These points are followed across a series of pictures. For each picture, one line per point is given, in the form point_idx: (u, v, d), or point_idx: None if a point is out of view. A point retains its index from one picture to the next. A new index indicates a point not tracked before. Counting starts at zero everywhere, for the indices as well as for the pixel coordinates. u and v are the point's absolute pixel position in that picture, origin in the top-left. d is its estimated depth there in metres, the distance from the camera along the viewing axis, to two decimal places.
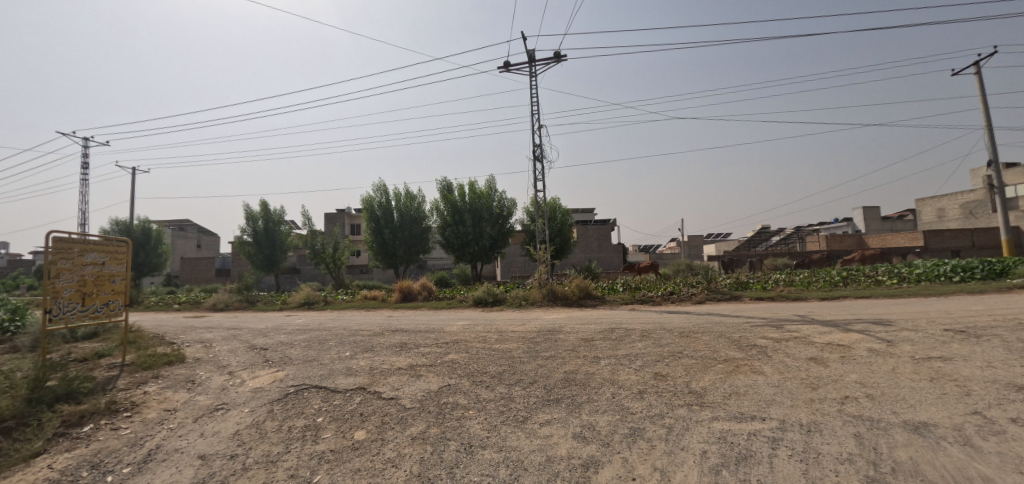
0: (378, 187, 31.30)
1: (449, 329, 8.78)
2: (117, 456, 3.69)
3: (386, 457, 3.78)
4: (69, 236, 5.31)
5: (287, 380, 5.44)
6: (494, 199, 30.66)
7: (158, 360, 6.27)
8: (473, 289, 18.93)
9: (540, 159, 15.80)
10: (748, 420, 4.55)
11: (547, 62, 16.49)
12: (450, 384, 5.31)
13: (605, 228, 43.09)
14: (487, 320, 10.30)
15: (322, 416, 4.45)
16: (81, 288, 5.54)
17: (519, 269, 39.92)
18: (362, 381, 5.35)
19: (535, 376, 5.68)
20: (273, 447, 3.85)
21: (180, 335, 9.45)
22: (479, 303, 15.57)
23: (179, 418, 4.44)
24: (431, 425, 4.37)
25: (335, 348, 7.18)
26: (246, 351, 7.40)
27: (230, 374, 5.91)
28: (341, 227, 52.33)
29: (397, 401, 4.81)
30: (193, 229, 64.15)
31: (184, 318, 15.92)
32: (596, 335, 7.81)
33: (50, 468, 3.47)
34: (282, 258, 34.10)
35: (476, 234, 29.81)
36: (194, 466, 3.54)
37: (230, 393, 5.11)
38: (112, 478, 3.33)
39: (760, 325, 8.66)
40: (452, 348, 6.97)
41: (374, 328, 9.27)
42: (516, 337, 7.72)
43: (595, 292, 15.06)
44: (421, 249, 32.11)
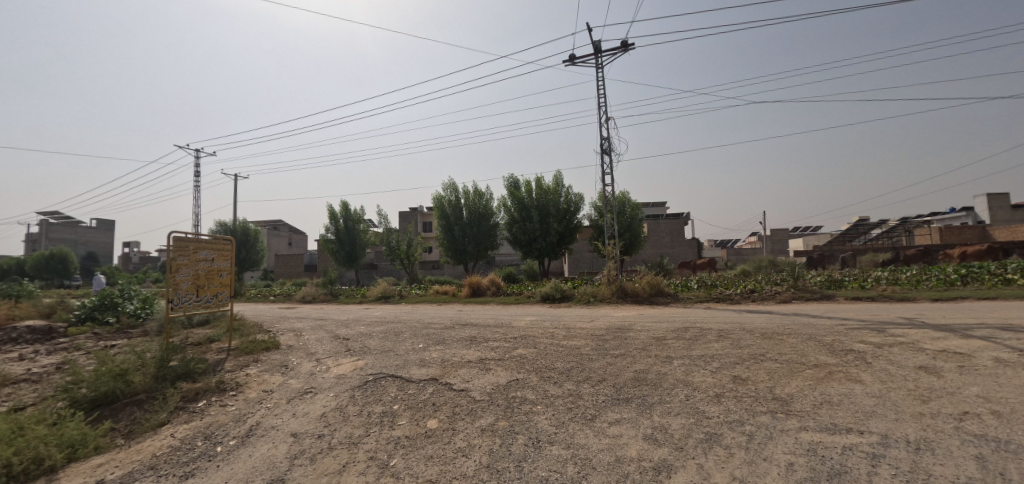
0: (448, 185, 32.35)
1: (518, 324, 8.89)
2: (223, 430, 4.15)
3: (457, 447, 3.89)
4: (186, 235, 6.07)
5: (366, 369, 5.81)
6: (561, 195, 30.50)
7: (258, 346, 6.99)
8: (541, 284, 18.96)
9: (610, 151, 15.36)
10: (842, 432, 4.10)
11: (613, 51, 15.93)
12: (518, 378, 5.35)
13: (677, 222, 41.13)
14: (555, 316, 10.22)
15: (398, 404, 4.68)
16: (196, 281, 6.31)
17: (585, 265, 39.47)
18: (434, 372, 5.55)
19: (603, 374, 5.55)
20: (354, 430, 4.13)
21: (276, 324, 10.53)
22: (547, 299, 15.61)
23: (275, 399, 4.91)
24: (499, 418, 4.43)
25: (408, 340, 7.54)
26: (330, 340, 8.01)
27: (317, 361, 6.43)
28: (415, 225, 55.20)
29: (467, 392, 4.93)
30: (285, 228, 71.25)
31: (279, 309, 17.69)
32: (668, 333, 7.48)
33: (172, 437, 3.99)
34: (361, 254, 36.53)
35: (544, 230, 29.84)
36: (287, 443, 3.89)
37: (317, 378, 5.56)
38: (220, 448, 3.76)
39: (856, 327, 7.77)
40: (521, 343, 7.03)
41: (445, 321, 9.66)
42: (584, 334, 7.60)
43: (667, 290, 14.45)
44: (488, 246, 32.80)
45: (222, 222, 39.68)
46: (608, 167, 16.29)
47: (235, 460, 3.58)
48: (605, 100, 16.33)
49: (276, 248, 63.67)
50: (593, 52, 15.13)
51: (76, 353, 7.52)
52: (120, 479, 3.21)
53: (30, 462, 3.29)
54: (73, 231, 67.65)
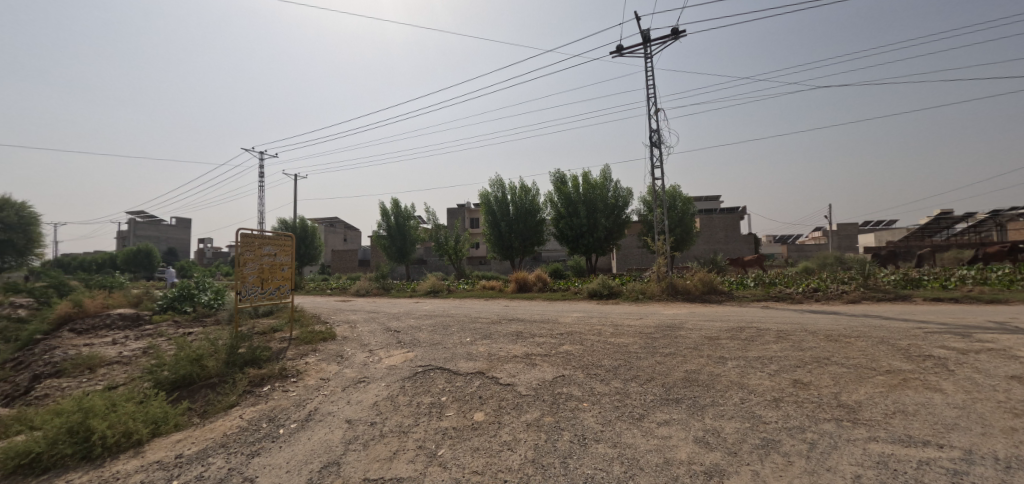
0: (495, 181, 32.55)
1: (564, 320, 8.86)
2: (285, 413, 4.39)
3: (503, 440, 3.94)
4: (251, 232, 6.52)
5: (416, 361, 6.00)
6: (608, 190, 30.07)
7: (316, 336, 7.41)
8: (588, 281, 18.76)
9: (661, 144, 14.90)
10: (918, 445, 3.75)
11: (663, 40, 15.33)
12: (564, 375, 5.32)
13: (732, 217, 39.35)
14: (602, 313, 10.08)
15: (445, 395, 4.77)
16: (260, 274, 6.78)
17: (634, 261, 38.69)
18: (481, 366, 5.64)
19: (651, 373, 5.40)
20: (404, 420, 4.24)
21: (332, 316, 11.14)
22: (594, 296, 15.43)
23: (331, 387, 5.17)
24: (545, 414, 4.41)
25: (456, 334, 7.72)
26: (382, 332, 8.34)
27: (369, 351, 6.73)
28: (462, 221, 56.49)
29: (513, 387, 4.97)
30: (340, 225, 75.19)
31: (335, 301, 18.73)
32: (721, 333, 7.17)
33: (241, 418, 4.28)
34: (410, 249, 37.73)
35: (591, 226, 29.45)
36: (342, 428, 4.04)
37: (370, 368, 5.82)
38: (283, 431, 3.96)
39: (936, 331, 7.09)
40: (567, 339, 6.99)
41: (492, 316, 9.80)
42: (632, 331, 7.45)
43: (722, 287, 13.86)
44: (535, 241, 32.68)
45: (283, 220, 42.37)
46: (658, 160, 15.80)
47: (296, 442, 3.76)
48: (655, 91, 15.81)
49: (332, 244, 67.30)
50: (642, 41, 14.68)
51: (159, 339, 8.33)
52: (197, 454, 3.45)
53: (121, 435, 3.55)
54: (156, 228, 75.00)
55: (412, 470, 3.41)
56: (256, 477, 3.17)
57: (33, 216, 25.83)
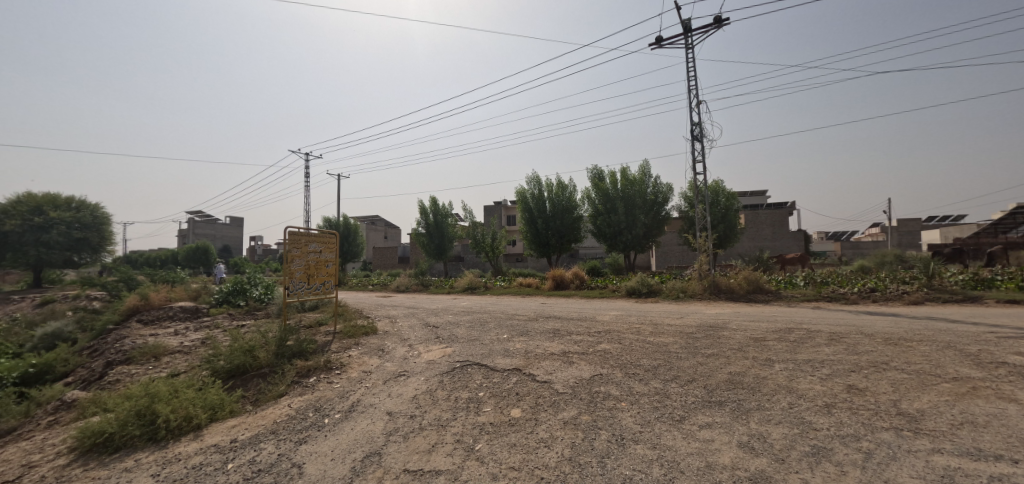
0: (532, 178, 32.39)
1: (601, 318, 8.79)
2: (330, 403, 4.52)
3: (540, 437, 3.92)
4: (299, 230, 6.81)
5: (454, 356, 6.10)
6: (647, 186, 29.51)
7: (358, 330, 7.68)
8: (626, 279, 18.48)
9: (703, 137, 14.45)
10: (990, 459, 3.45)
11: (706, 29, 14.79)
12: (602, 373, 5.25)
13: (779, 213, 37.59)
14: (641, 312, 9.92)
15: (483, 391, 4.79)
16: (307, 270, 7.08)
17: (674, 259, 37.39)
18: (518, 363, 5.66)
19: (693, 374, 5.24)
20: (443, 413, 4.26)
21: (373, 311, 11.52)
22: (633, 294, 15.21)
23: (373, 380, 5.32)
24: (582, 412, 4.36)
25: (492, 330, 7.80)
26: (421, 327, 8.54)
27: (409, 346, 6.90)
28: (499, 219, 56.91)
29: (550, 384, 4.94)
30: (380, 222, 77.44)
31: (377, 297, 19.39)
32: (768, 334, 6.87)
33: (289, 407, 4.45)
34: (448, 247, 38.37)
35: (629, 222, 29.03)
36: (383, 419, 4.10)
37: (410, 362, 5.96)
38: (328, 420, 4.06)
39: (1015, 337, 6.48)
40: (605, 337, 6.91)
41: (528, 313, 9.84)
42: (672, 330, 7.26)
43: (768, 286, 13.32)
44: (572, 239, 32.13)
45: (327, 218, 44.12)
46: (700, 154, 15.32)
47: (340, 431, 3.85)
48: (697, 82, 15.30)
49: (373, 241, 69.51)
50: (683, 32, 14.24)
51: (216, 330, 8.91)
52: (250, 439, 3.59)
53: (182, 419, 3.74)
54: (213, 227, 80.13)
55: (450, 463, 3.47)
56: (303, 464, 3.30)
57: (106, 216, 28.17)
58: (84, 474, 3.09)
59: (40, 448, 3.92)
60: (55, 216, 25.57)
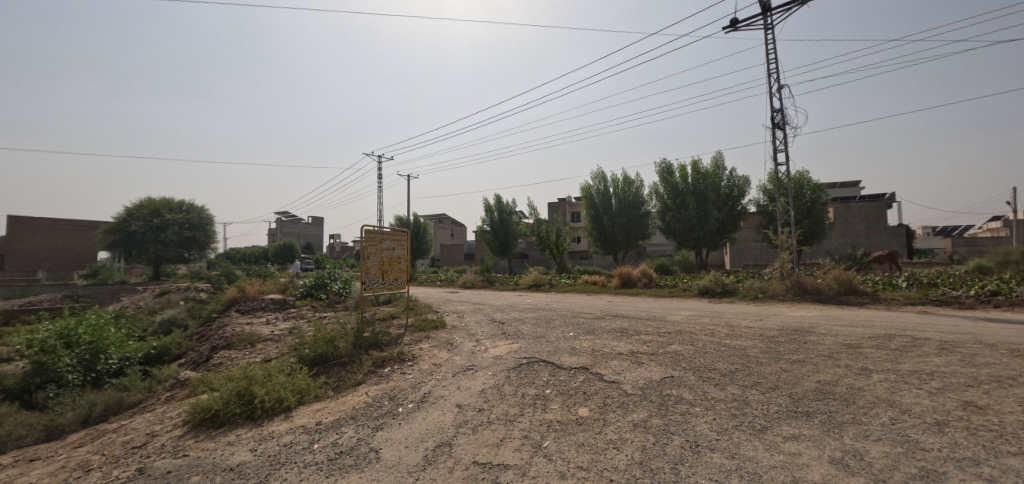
0: (597, 174, 31.83)
1: (672, 318, 8.46)
2: (403, 393, 4.66)
3: (608, 438, 3.81)
4: (373, 228, 7.16)
5: (520, 352, 6.11)
6: (721, 179, 27.87)
7: (428, 324, 7.94)
8: (698, 277, 17.67)
9: (785, 125, 13.55)
10: None
11: (788, 6, 13.83)
12: (673, 375, 5.01)
13: (873, 206, 34.22)
14: (714, 312, 9.45)
15: (550, 388, 4.73)
16: (382, 267, 7.43)
17: (751, 256, 34.36)
18: (585, 361, 5.54)
19: (776, 381, 4.85)
20: (511, 408, 4.24)
21: (442, 306, 11.92)
22: (705, 293, 14.64)
23: (443, 372, 5.41)
24: (652, 415, 4.18)
25: (558, 328, 7.73)
26: (487, 323, 8.68)
27: (476, 341, 7.01)
28: (563, 215, 56.62)
29: (619, 385, 4.78)
30: (448, 220, 80.15)
31: (445, 293, 20.12)
32: (863, 340, 6.21)
33: (366, 395, 4.64)
34: (513, 245, 37.26)
35: (702, 218, 27.67)
36: (453, 411, 4.16)
37: (477, 357, 6.03)
38: (401, 410, 4.19)
39: None
40: (676, 338, 6.61)
41: (595, 311, 9.69)
42: (751, 333, 6.77)
43: (863, 288, 12.11)
44: (640, 235, 31.27)
45: (398, 218, 46.16)
46: (782, 142, 14.37)
47: (412, 421, 3.95)
48: (777, 65, 14.37)
49: (440, 238, 71.64)
50: (761, 12, 13.45)
51: (301, 321, 9.68)
52: (332, 423, 3.80)
53: (275, 400, 4.03)
54: (297, 227, 87.13)
55: (518, 459, 3.46)
56: (380, 449, 3.43)
57: (211, 218, 31.59)
58: (195, 444, 3.42)
59: (161, 419, 4.42)
60: (170, 218, 29.08)
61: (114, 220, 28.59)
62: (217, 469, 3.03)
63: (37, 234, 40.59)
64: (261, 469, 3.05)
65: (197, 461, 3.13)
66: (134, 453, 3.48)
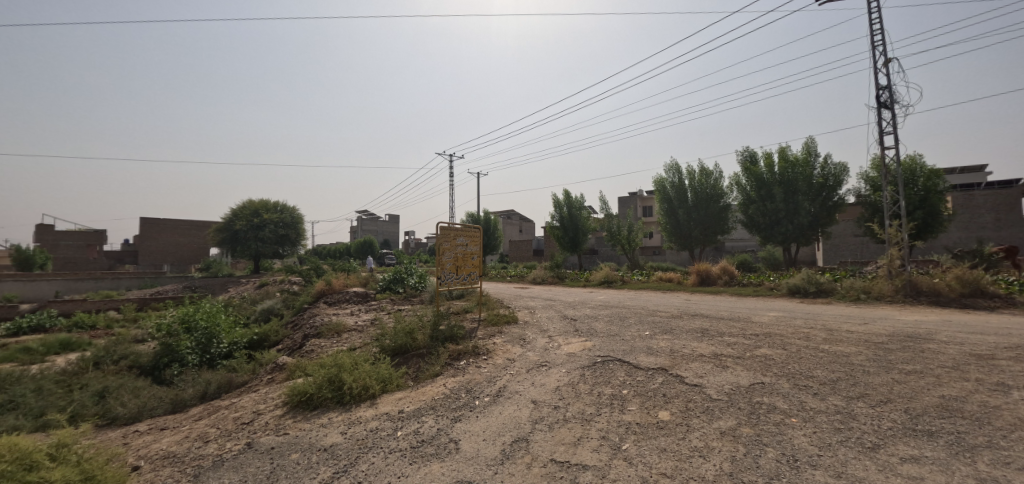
0: (670, 167, 30.72)
1: (759, 319, 7.88)
2: (480, 386, 4.70)
3: (693, 445, 3.55)
4: (448, 224, 7.36)
5: (595, 350, 5.95)
6: (813, 168, 25.01)
7: (501, 319, 8.02)
8: (787, 275, 16.37)
9: (894, 103, 12.26)
10: None
11: None
12: (764, 382, 4.61)
13: (1001, 195, 29.72)
14: (809, 313, 8.72)
15: (627, 389, 4.54)
16: (456, 263, 7.66)
17: (849, 253, 30.15)
18: (663, 362, 5.27)
19: (890, 395, 4.27)
20: (587, 407, 4.11)
21: (514, 301, 12.06)
22: (796, 293, 13.54)
23: (517, 367, 5.38)
24: (742, 424, 3.86)
25: (633, 326, 7.47)
26: (560, 320, 8.61)
27: (548, 338, 6.96)
28: (635, 209, 54.95)
29: (702, 389, 4.48)
30: (516, 216, 80.94)
31: (515, 288, 20.40)
32: (1000, 351, 5.31)
33: (444, 386, 4.73)
34: (583, 240, 36.82)
35: (791, 210, 24.83)
36: (529, 407, 4.11)
37: (551, 354, 5.95)
38: (478, 403, 4.21)
39: None
40: (765, 340, 6.10)
41: (672, 310, 9.29)
42: (855, 338, 6.07)
43: (995, 290, 10.50)
44: (718, 230, 29.68)
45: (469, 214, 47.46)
46: (890, 123, 13.02)
47: (488, 414, 3.97)
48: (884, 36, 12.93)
49: (509, 235, 72.45)
50: None
51: (381, 313, 10.25)
52: (414, 412, 3.91)
53: (362, 387, 4.23)
54: (376, 224, 92.87)
55: (597, 459, 3.33)
56: (459, 440, 3.48)
57: (301, 217, 34.46)
58: (293, 424, 3.69)
59: (265, 399, 4.83)
60: (267, 218, 32.22)
61: (223, 220, 32.21)
62: (314, 449, 3.27)
63: (163, 233, 46.72)
64: (351, 451, 3.23)
65: (296, 439, 3.40)
66: (245, 428, 3.82)
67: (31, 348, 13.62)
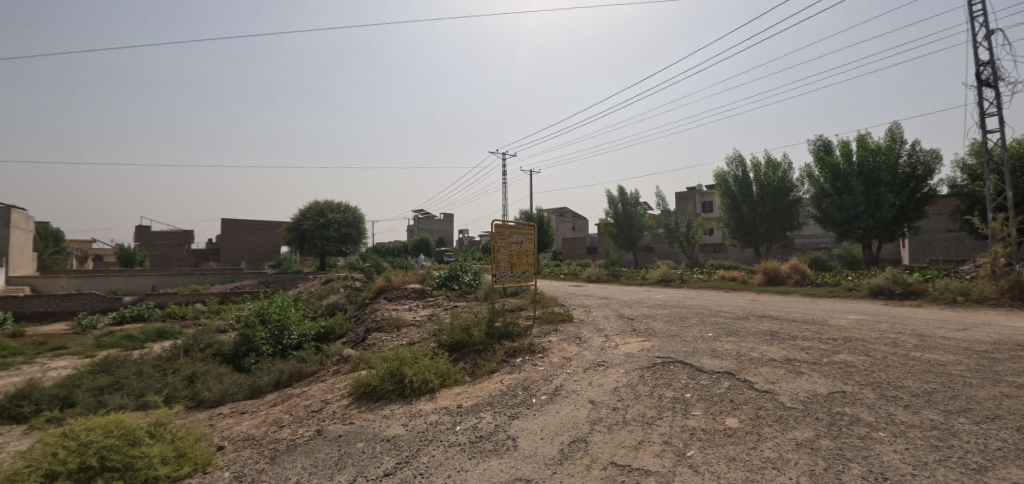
0: (733, 159, 29.29)
1: (836, 322, 7.30)
2: (536, 384, 4.66)
3: (766, 456, 3.30)
4: (503, 222, 7.44)
5: (654, 351, 5.74)
6: (898, 156, 22.25)
7: (556, 316, 7.94)
8: (868, 274, 15.10)
9: (998, 81, 11.06)
10: None
11: None
12: (845, 391, 4.23)
13: None
14: (898, 317, 7.96)
15: (690, 393, 4.33)
16: (510, 260, 7.71)
17: (940, 251, 27.15)
18: (729, 366, 4.98)
19: (1002, 412, 3.73)
20: (648, 410, 3.96)
21: (569, 299, 11.97)
22: (879, 294, 12.45)
23: (573, 366, 5.29)
24: (821, 436, 3.54)
25: (694, 327, 7.16)
26: (616, 319, 8.44)
27: (605, 337, 6.81)
28: (693, 206, 52.99)
29: (774, 396, 4.18)
30: (569, 214, 80.48)
31: (570, 286, 20.31)
32: None
33: (500, 383, 4.73)
34: (639, 237, 36.14)
35: (872, 204, 22.24)
36: (588, 408, 4.02)
37: (608, 353, 5.82)
38: (535, 401, 4.17)
39: None
40: (845, 345, 5.60)
41: (737, 310, 8.83)
42: (954, 346, 5.42)
43: None
44: (787, 226, 28.19)
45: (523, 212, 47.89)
46: (994, 103, 11.74)
47: (545, 413, 3.92)
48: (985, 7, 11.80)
49: (563, 232, 72.07)
50: None
51: (438, 309, 10.51)
52: (472, 407, 3.94)
53: (422, 381, 4.34)
54: (431, 223, 96.03)
55: (659, 465, 3.17)
56: (517, 438, 3.45)
57: (362, 217, 36.21)
58: (358, 414, 3.84)
59: (332, 389, 5.07)
60: (332, 218, 34.26)
61: (292, 220, 34.57)
62: (377, 439, 3.38)
63: (240, 233, 50.74)
64: (413, 443, 3.30)
65: (362, 429, 3.54)
66: (315, 415, 4.03)
67: (133, 336, 15.29)
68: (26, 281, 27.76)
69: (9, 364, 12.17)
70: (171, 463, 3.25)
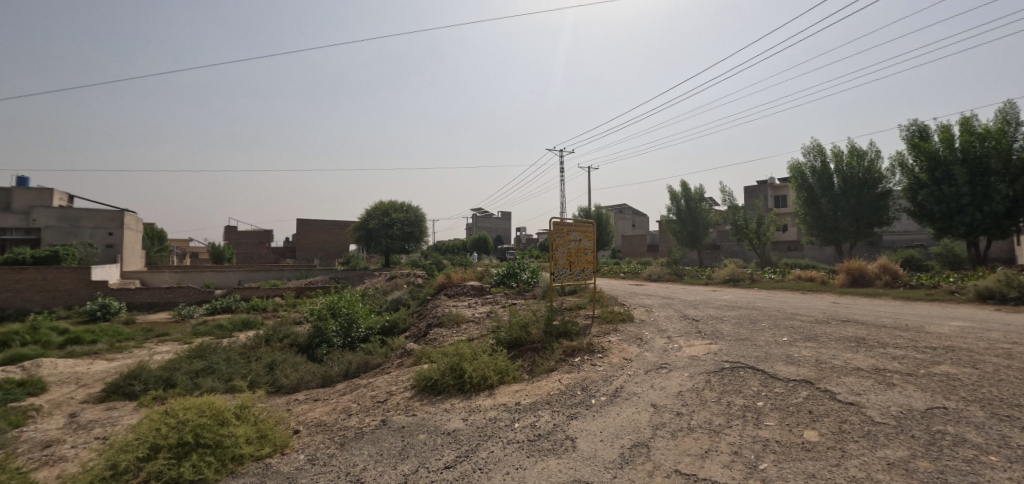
0: (812, 149, 27.34)
1: (937, 329, 6.52)
2: (595, 385, 4.56)
3: (852, 474, 2.98)
4: (562, 220, 7.40)
5: (722, 355, 5.44)
6: (1012, 140, 19.61)
7: (616, 316, 7.76)
8: (976, 274, 13.46)
9: None
10: None
11: None
12: (947, 408, 3.75)
13: None
14: (1018, 326, 6.94)
15: (762, 401, 4.05)
16: (569, 258, 7.65)
17: None
18: (807, 375, 4.60)
19: None
20: (715, 417, 3.75)
21: (629, 299, 11.66)
22: (989, 298, 11.02)
23: (634, 368, 5.12)
24: (917, 456, 3.16)
25: (767, 331, 6.69)
26: (680, 320, 8.10)
27: (667, 339, 6.55)
28: (764, 199, 50.10)
29: (859, 409, 3.80)
30: (626, 212, 78.35)
31: (631, 285, 19.76)
32: None
33: (559, 382, 4.68)
34: (704, 234, 34.68)
35: (978, 196, 19.72)
36: (650, 411, 3.88)
37: (671, 356, 5.58)
38: (594, 402, 4.09)
39: None
40: (947, 356, 4.96)
41: (816, 313, 8.15)
42: None
43: None
44: (875, 221, 25.69)
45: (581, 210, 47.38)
46: None
47: (605, 414, 3.84)
48: None
49: (621, 229, 70.51)
50: None
51: (496, 306, 10.64)
52: (530, 405, 3.93)
53: (480, 377, 4.40)
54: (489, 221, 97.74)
55: (728, 477, 2.96)
56: (575, 438, 3.39)
57: (423, 216, 37.64)
58: (421, 407, 3.97)
59: (397, 381, 5.28)
60: (395, 217, 35.92)
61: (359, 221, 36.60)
62: (438, 431, 3.46)
63: (314, 232, 54.54)
64: (472, 438, 3.34)
65: (423, 421, 3.65)
66: (381, 406, 4.21)
67: (223, 325, 16.90)
68: (136, 275, 31.55)
69: (124, 347, 13.90)
70: (255, 442, 3.54)
